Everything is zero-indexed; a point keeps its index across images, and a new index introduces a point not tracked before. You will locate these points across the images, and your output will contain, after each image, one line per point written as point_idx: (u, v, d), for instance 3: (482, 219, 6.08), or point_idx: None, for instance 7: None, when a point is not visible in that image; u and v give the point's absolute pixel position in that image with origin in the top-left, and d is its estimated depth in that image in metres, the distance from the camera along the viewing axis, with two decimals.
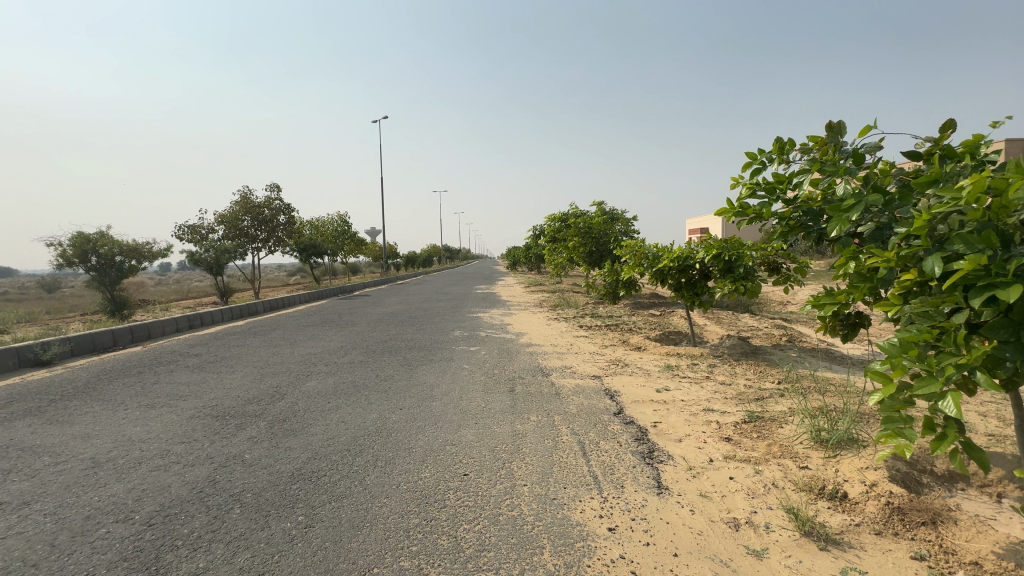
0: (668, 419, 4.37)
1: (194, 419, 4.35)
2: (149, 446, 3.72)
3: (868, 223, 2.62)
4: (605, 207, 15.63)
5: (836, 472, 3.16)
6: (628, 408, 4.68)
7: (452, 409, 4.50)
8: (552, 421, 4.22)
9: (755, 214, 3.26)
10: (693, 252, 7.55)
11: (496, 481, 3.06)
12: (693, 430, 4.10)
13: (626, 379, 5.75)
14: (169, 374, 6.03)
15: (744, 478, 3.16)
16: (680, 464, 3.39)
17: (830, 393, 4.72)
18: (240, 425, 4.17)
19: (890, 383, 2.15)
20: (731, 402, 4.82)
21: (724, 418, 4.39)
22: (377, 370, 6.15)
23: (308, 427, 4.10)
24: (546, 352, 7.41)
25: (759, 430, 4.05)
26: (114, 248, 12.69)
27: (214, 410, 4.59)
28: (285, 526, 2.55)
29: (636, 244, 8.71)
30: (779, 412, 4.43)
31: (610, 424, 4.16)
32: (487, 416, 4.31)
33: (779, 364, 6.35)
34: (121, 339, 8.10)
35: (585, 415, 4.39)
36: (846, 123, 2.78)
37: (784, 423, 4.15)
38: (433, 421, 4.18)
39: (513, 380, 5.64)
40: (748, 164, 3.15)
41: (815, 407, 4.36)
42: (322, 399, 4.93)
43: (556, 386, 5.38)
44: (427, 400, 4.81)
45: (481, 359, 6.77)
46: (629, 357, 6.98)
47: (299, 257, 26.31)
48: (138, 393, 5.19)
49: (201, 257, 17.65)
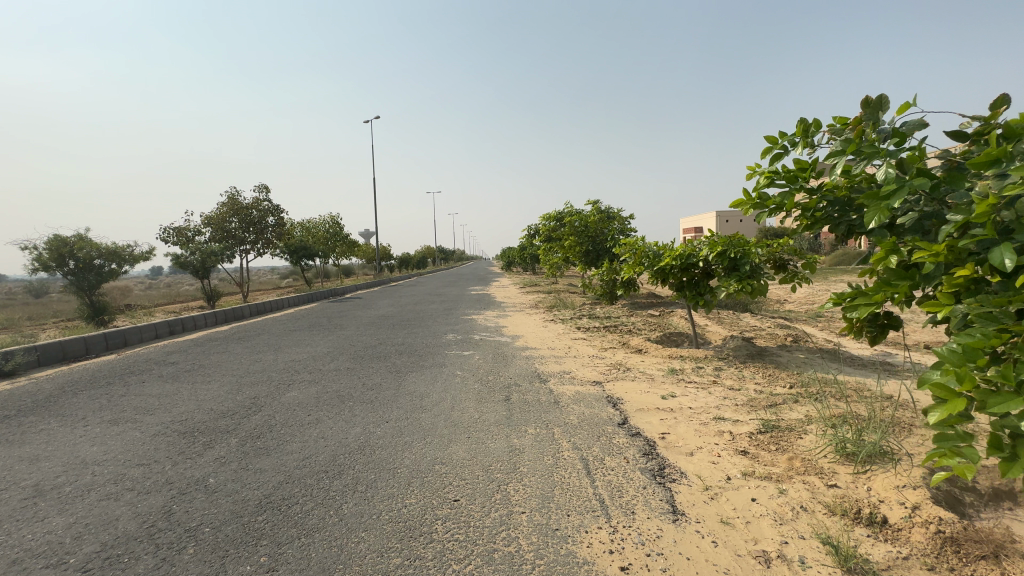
0: (676, 430, 4.04)
1: (159, 436, 3.97)
2: (103, 469, 3.33)
3: (910, 213, 2.31)
4: (601, 206, 15.28)
5: (869, 491, 2.85)
6: (632, 417, 4.34)
7: (442, 422, 4.14)
8: (551, 434, 3.87)
9: (775, 206, 2.92)
10: (696, 250, 7.21)
11: (490, 508, 2.70)
12: (705, 442, 3.78)
13: (628, 385, 5.41)
14: (140, 385, 5.62)
15: (768, 499, 2.83)
16: (694, 483, 3.06)
17: (848, 400, 4.42)
18: (208, 443, 3.79)
19: (956, 398, 1.80)
20: (742, 410, 4.49)
21: (737, 428, 4.06)
22: (364, 379, 5.76)
23: (284, 444, 3.73)
24: (543, 356, 7.05)
25: (777, 442, 3.72)
26: (92, 251, 12.20)
27: (182, 426, 4.20)
28: (244, 572, 2.18)
29: (635, 243, 8.36)
30: (796, 421, 4.12)
31: (614, 437, 3.81)
32: (480, 429, 3.95)
33: (788, 367, 6.04)
34: (95, 347, 7.67)
35: (588, 427, 4.04)
36: (886, 98, 2.44)
37: (803, 433, 3.83)
38: (421, 435, 3.82)
39: (509, 387, 5.28)
40: (768, 148, 2.84)
41: (835, 416, 4.04)
42: (303, 411, 4.56)
43: (555, 394, 5.03)
44: (415, 412, 4.43)
45: (475, 365, 6.40)
46: (630, 361, 6.64)
47: (289, 259, 25.76)
48: (101, 407, 4.78)
49: (186, 260, 17.15)
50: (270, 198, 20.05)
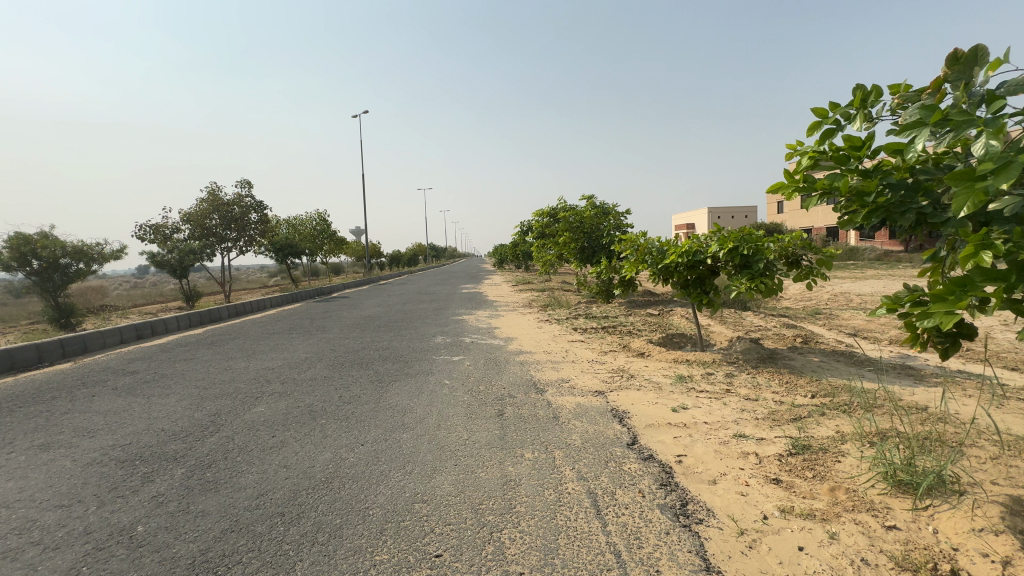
0: (693, 452, 3.55)
1: (92, 466, 3.38)
2: (10, 514, 2.75)
3: (1013, 198, 1.79)
4: (597, 201, 14.73)
5: (938, 534, 2.37)
6: (642, 436, 3.84)
7: (426, 445, 3.60)
8: (552, 458, 3.35)
9: (823, 191, 2.40)
10: (703, 246, 6.69)
11: (479, 567, 2.17)
12: (729, 467, 3.29)
13: (634, 396, 4.88)
14: (88, 400, 5.00)
15: (818, 548, 2.33)
16: (726, 525, 2.55)
17: (882, 413, 3.94)
18: (148, 475, 3.22)
19: None
20: (764, 425, 3.99)
21: (762, 448, 3.56)
22: (341, 390, 5.18)
23: (237, 476, 3.17)
24: (539, 361, 6.52)
25: (813, 467, 3.21)
26: (57, 249, 11.46)
27: (124, 452, 3.61)
28: None
29: (636, 240, 7.84)
30: (828, 439, 3.64)
31: (625, 463, 3.30)
32: (470, 454, 3.41)
33: (804, 373, 5.57)
34: (49, 356, 7.00)
35: (593, 449, 3.53)
36: (980, 51, 1.90)
37: (840, 456, 3.34)
38: (400, 463, 3.29)
39: (503, 400, 4.75)
40: (815, 123, 2.24)
41: (873, 435, 3.55)
42: (267, 432, 4.00)
43: (554, 408, 4.50)
44: (395, 432, 3.88)
45: (464, 373, 5.86)
46: (633, 366, 6.13)
47: (275, 257, 24.95)
48: (35, 428, 4.17)
49: (164, 259, 16.37)
50: (253, 194, 19.22)
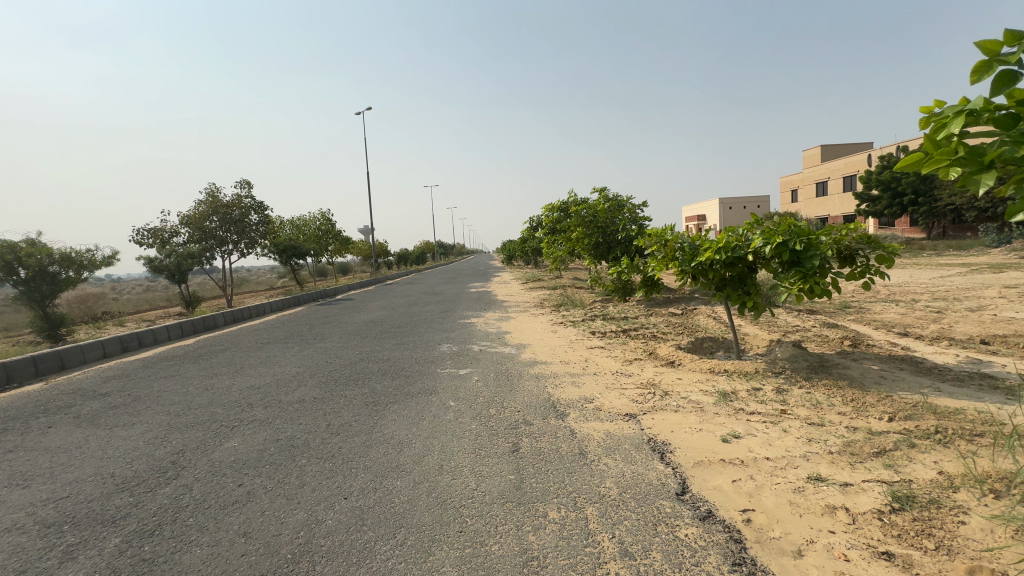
0: (761, 505, 2.78)
1: (6, 535, 2.70)
2: None
3: None
4: (609, 194, 13.96)
5: None
6: (691, 479, 3.09)
7: (424, 498, 2.88)
8: (584, 521, 2.60)
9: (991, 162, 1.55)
10: (743, 240, 5.87)
11: None
12: (814, 530, 2.53)
13: (672, 420, 4.11)
14: (42, 433, 4.36)
15: None
16: None
17: (992, 446, 3.16)
18: (69, 551, 2.52)
19: None
20: (842, 463, 3.21)
21: (851, 498, 2.79)
22: (329, 417, 4.48)
23: (181, 551, 2.47)
24: (556, 374, 5.77)
25: (930, 532, 2.43)
26: (45, 257, 10.94)
27: (53, 512, 2.93)
28: None
29: (662, 234, 7.02)
30: (934, 486, 2.84)
31: (678, 526, 2.55)
32: (478, 514, 2.68)
33: (868, 386, 4.76)
34: (19, 375, 6.39)
35: (633, 503, 2.78)
36: None
37: (962, 513, 2.55)
38: (390, 529, 2.57)
39: (516, 428, 4.02)
40: (980, 67, 1.48)
41: (995, 483, 2.74)
42: (231, 478, 3.30)
43: (579, 439, 3.76)
44: (387, 478, 3.17)
45: (472, 390, 5.15)
46: (664, 380, 5.35)
47: (279, 259, 24.44)
48: None
49: (161, 264, 15.90)
50: (252, 194, 18.61)
